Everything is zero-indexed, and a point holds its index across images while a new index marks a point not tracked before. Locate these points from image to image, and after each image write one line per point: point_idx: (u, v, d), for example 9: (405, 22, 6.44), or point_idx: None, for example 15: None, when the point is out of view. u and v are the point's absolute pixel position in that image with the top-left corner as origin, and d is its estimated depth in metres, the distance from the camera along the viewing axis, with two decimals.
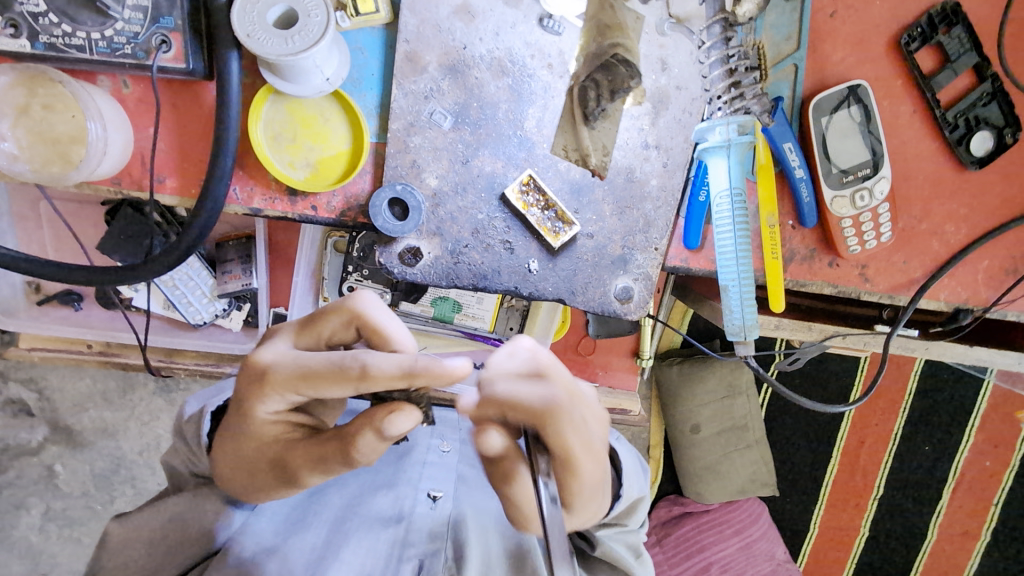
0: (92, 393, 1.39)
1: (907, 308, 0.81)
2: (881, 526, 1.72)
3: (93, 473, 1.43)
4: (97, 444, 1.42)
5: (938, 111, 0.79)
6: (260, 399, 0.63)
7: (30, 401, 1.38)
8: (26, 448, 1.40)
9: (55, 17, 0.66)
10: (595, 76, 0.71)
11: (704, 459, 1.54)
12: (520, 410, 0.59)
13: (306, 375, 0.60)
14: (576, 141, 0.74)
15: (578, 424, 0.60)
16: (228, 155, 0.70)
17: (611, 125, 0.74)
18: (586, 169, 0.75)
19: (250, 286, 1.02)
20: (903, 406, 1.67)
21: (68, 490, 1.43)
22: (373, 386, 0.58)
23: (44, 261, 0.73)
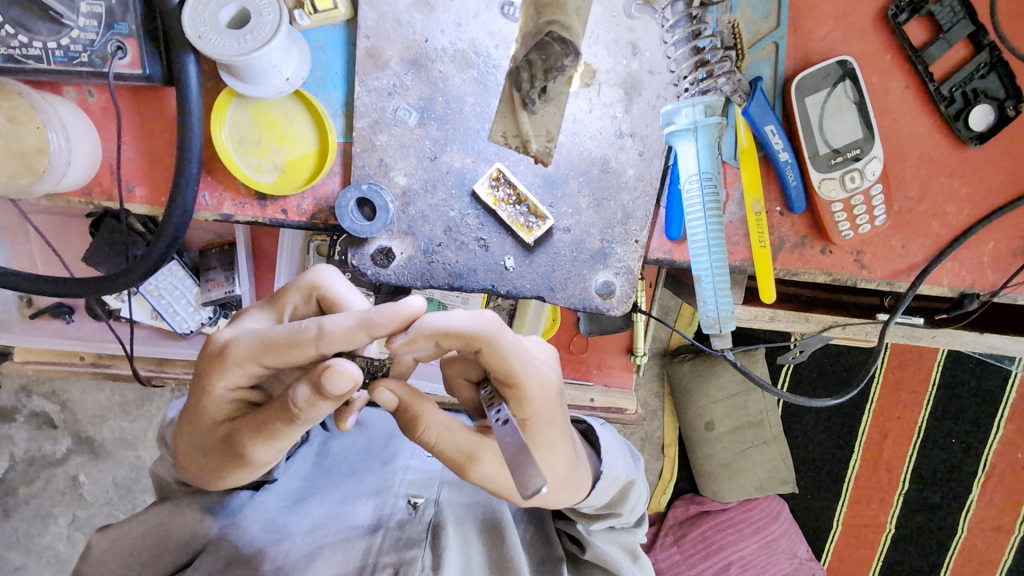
0: (112, 403, 1.38)
1: (906, 294, 0.77)
2: (908, 522, 1.65)
3: (114, 482, 1.40)
4: (118, 453, 1.40)
5: (932, 85, 0.74)
6: (220, 375, 0.61)
7: (53, 413, 1.37)
8: (50, 459, 1.38)
9: (11, 28, 0.65)
10: (530, 56, 0.69)
11: (720, 456, 1.48)
12: (453, 332, 0.58)
13: (266, 343, 0.58)
14: (513, 126, 0.71)
15: (515, 344, 0.59)
16: (192, 161, 0.68)
17: (552, 108, 0.71)
18: (525, 155, 0.72)
19: (233, 293, 1.00)
20: (927, 398, 1.59)
21: (92, 500, 1.40)
22: (330, 346, 0.56)
23: (25, 275, 0.72)
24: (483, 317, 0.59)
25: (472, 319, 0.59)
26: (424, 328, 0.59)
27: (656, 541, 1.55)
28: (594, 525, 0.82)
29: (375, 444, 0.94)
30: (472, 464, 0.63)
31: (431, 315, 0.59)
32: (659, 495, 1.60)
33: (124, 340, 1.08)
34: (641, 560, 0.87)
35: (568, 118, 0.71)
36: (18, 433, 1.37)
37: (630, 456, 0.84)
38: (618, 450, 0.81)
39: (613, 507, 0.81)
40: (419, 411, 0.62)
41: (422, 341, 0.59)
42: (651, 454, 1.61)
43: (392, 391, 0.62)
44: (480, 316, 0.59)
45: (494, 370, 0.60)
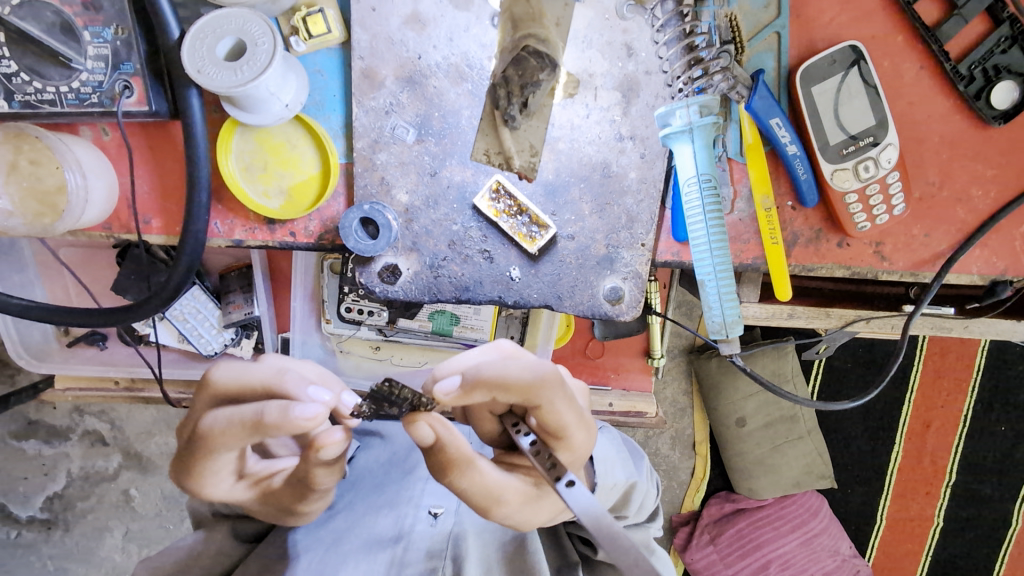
0: (157, 421, 1.42)
1: (932, 286, 0.74)
2: (957, 515, 1.58)
3: (164, 495, 1.46)
4: (165, 467, 1.44)
5: (948, 64, 0.71)
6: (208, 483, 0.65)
7: (104, 431, 1.42)
8: (104, 474, 1.44)
9: (26, 75, 0.68)
10: (508, 72, 0.64)
11: (753, 453, 1.44)
12: (512, 388, 0.60)
13: (195, 449, 0.61)
14: (495, 143, 0.71)
15: (568, 399, 0.63)
16: (202, 192, 0.70)
17: (536, 122, 0.69)
18: (510, 173, 0.71)
19: (252, 314, 1.03)
20: (971, 385, 1.52)
21: (144, 513, 1.46)
22: (235, 438, 0.58)
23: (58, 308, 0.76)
24: (541, 375, 0.61)
25: (532, 377, 0.61)
26: (480, 383, 0.60)
27: (691, 542, 1.54)
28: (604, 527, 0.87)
29: (397, 456, 0.94)
30: (500, 508, 0.63)
31: (488, 371, 0.61)
32: (693, 493, 1.58)
33: (154, 363, 1.11)
34: (655, 552, 0.94)
35: (564, 125, 0.70)
36: (72, 451, 1.42)
37: (629, 460, 0.90)
38: (617, 458, 0.88)
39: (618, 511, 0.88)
40: (455, 455, 0.61)
41: (477, 396, 0.60)
42: (682, 452, 1.58)
43: (431, 428, 0.59)
44: (539, 372, 0.61)
45: (546, 424, 0.63)
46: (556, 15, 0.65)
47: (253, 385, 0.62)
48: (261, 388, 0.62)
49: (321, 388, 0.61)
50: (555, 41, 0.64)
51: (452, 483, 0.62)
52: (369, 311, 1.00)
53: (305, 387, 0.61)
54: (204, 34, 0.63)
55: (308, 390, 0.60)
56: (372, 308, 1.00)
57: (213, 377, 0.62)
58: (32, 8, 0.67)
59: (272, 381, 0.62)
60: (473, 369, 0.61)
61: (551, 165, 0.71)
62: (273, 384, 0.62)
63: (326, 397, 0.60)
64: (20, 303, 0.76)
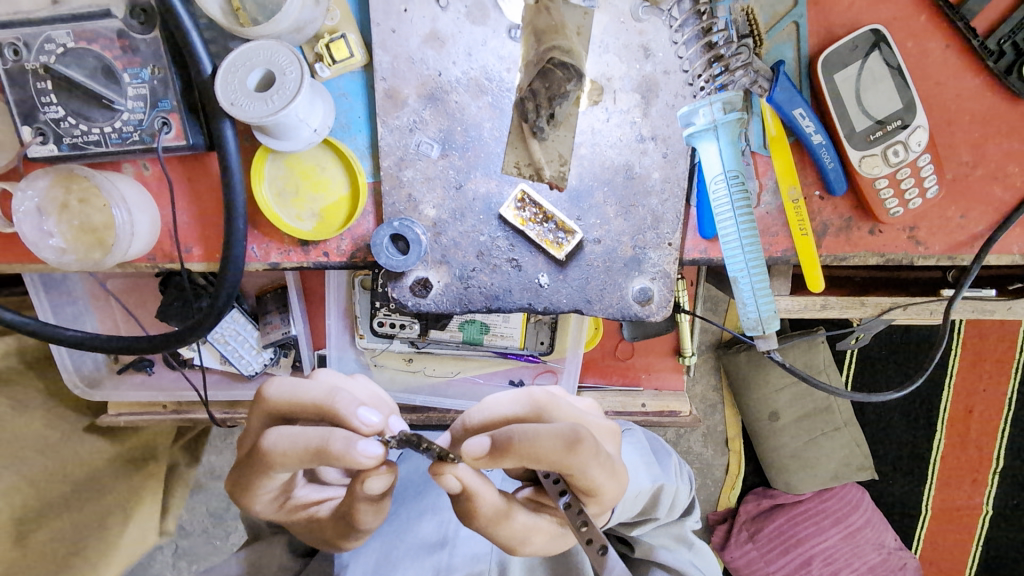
0: (197, 440, 1.48)
1: (971, 268, 0.72)
2: (1007, 502, 1.52)
3: (208, 512, 1.52)
4: (209, 484, 1.50)
5: (976, 41, 0.69)
6: (256, 498, 0.68)
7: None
8: None
9: (72, 119, 0.73)
10: (535, 85, 0.68)
11: (789, 446, 1.42)
12: (543, 459, 0.60)
13: (249, 466, 0.65)
14: (525, 155, 0.72)
15: (600, 463, 0.63)
16: (239, 219, 0.73)
17: (564, 132, 0.71)
18: (541, 183, 0.72)
19: (290, 333, 1.06)
20: (1015, 368, 1.46)
21: (191, 529, 1.52)
22: (288, 465, 0.62)
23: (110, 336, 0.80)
24: (574, 446, 0.60)
25: (565, 449, 0.60)
26: (510, 452, 0.59)
27: (729, 539, 1.51)
28: (633, 530, 0.94)
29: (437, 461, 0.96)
30: (522, 545, 0.67)
31: (521, 437, 0.59)
32: (729, 491, 1.56)
33: (198, 386, 1.16)
34: (696, 546, 0.99)
35: (584, 130, 0.71)
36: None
37: (653, 462, 0.96)
38: (641, 462, 0.95)
39: (650, 513, 0.94)
40: (480, 504, 0.63)
41: (505, 461, 0.60)
42: (715, 450, 1.56)
43: (458, 478, 0.61)
44: (573, 442, 0.60)
45: (576, 482, 0.65)
46: (576, 25, 0.68)
47: (305, 402, 0.66)
48: (314, 407, 0.66)
49: (371, 412, 0.64)
50: (579, 51, 0.68)
51: (477, 525, 0.65)
52: (402, 324, 1.02)
53: (355, 408, 0.64)
54: (235, 67, 0.66)
55: (361, 411, 0.64)
56: (404, 322, 1.02)
57: (268, 394, 0.67)
58: (75, 55, 0.71)
59: (324, 400, 0.66)
60: (505, 433, 0.60)
61: (575, 172, 0.72)
62: (324, 404, 0.66)
63: (374, 422, 0.64)
64: (78, 335, 0.80)
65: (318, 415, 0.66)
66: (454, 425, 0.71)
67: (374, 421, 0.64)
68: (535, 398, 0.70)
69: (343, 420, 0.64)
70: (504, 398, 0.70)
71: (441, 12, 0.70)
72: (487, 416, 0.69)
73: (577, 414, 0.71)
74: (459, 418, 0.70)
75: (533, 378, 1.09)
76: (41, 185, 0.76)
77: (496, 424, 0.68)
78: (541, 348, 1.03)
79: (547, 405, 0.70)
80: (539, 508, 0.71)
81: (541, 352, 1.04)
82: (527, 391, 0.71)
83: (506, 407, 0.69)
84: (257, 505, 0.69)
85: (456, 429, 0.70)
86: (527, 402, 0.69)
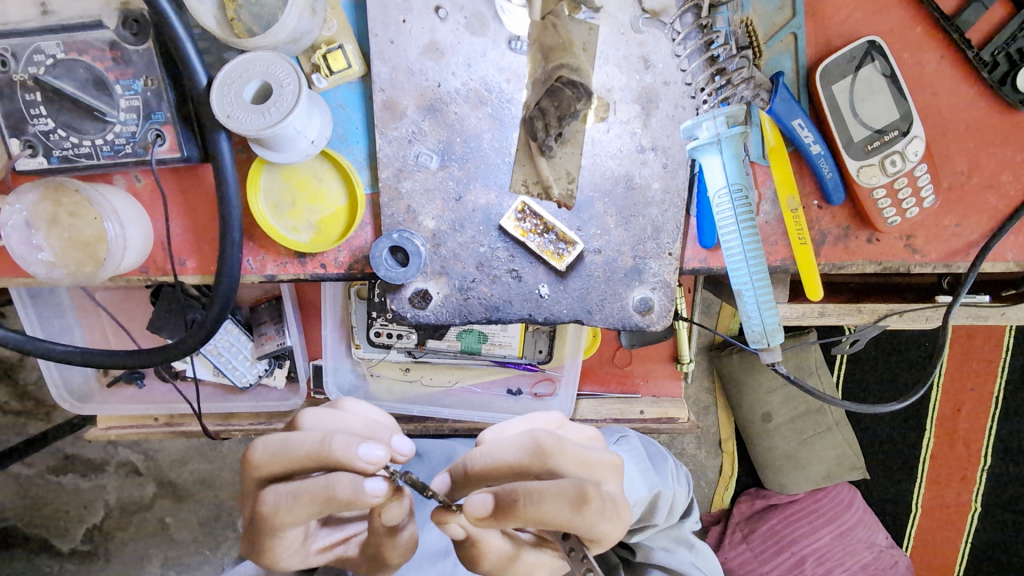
0: (188, 449, 1.45)
1: (967, 276, 0.73)
2: (995, 500, 1.54)
3: (199, 522, 1.49)
4: (199, 494, 1.47)
5: (970, 52, 0.70)
6: (276, 555, 0.68)
7: (138, 461, 1.45)
8: (140, 504, 1.47)
9: (62, 131, 0.71)
10: (542, 105, 0.68)
11: (782, 447, 1.42)
12: (549, 521, 0.60)
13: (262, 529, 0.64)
14: (533, 173, 0.72)
15: (604, 518, 0.63)
16: (235, 232, 0.72)
17: (570, 148, 0.70)
18: (549, 201, 0.72)
19: (285, 345, 1.04)
20: (1001, 367, 1.49)
21: (180, 539, 1.49)
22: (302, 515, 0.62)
23: (100, 351, 0.79)
24: (580, 507, 0.61)
25: (571, 509, 0.61)
26: (515, 517, 0.58)
27: (723, 540, 1.50)
28: (632, 538, 0.95)
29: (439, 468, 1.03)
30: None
31: (528, 499, 0.59)
32: (723, 492, 1.57)
33: (191, 398, 1.14)
34: (694, 546, 1.01)
35: (587, 142, 0.70)
36: (109, 483, 1.46)
37: (649, 469, 0.95)
38: (637, 471, 0.94)
39: (648, 519, 0.94)
40: (485, 549, 0.66)
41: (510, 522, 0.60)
42: (709, 451, 1.57)
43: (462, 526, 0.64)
44: (577, 505, 0.61)
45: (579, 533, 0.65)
46: (582, 40, 0.67)
47: (301, 455, 0.63)
48: (310, 458, 0.63)
49: (371, 446, 0.62)
50: (586, 68, 0.67)
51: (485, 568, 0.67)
52: (398, 334, 1.01)
53: (354, 447, 0.62)
54: (231, 79, 0.65)
55: (361, 454, 0.62)
56: (401, 332, 1.01)
57: (258, 455, 0.65)
58: (65, 67, 0.70)
59: (319, 450, 0.63)
60: (511, 494, 0.59)
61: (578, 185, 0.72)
62: (319, 452, 0.63)
63: (379, 455, 0.61)
64: (65, 349, 0.78)
65: (317, 465, 0.64)
66: (454, 466, 0.67)
67: (378, 455, 0.61)
68: (539, 442, 0.67)
69: (345, 464, 0.62)
70: (508, 442, 0.67)
71: (440, 22, 0.69)
72: (490, 460, 0.66)
73: (581, 456, 0.69)
74: (460, 461, 0.66)
75: (531, 386, 1.09)
76: (29, 198, 0.74)
77: (498, 471, 0.65)
78: (540, 357, 1.03)
79: (552, 450, 0.67)
80: (540, 545, 0.70)
81: (539, 361, 1.03)
82: (531, 434, 0.68)
83: (509, 452, 0.66)
84: (285, 557, 0.68)
85: (457, 472, 0.66)
86: (531, 447, 0.66)
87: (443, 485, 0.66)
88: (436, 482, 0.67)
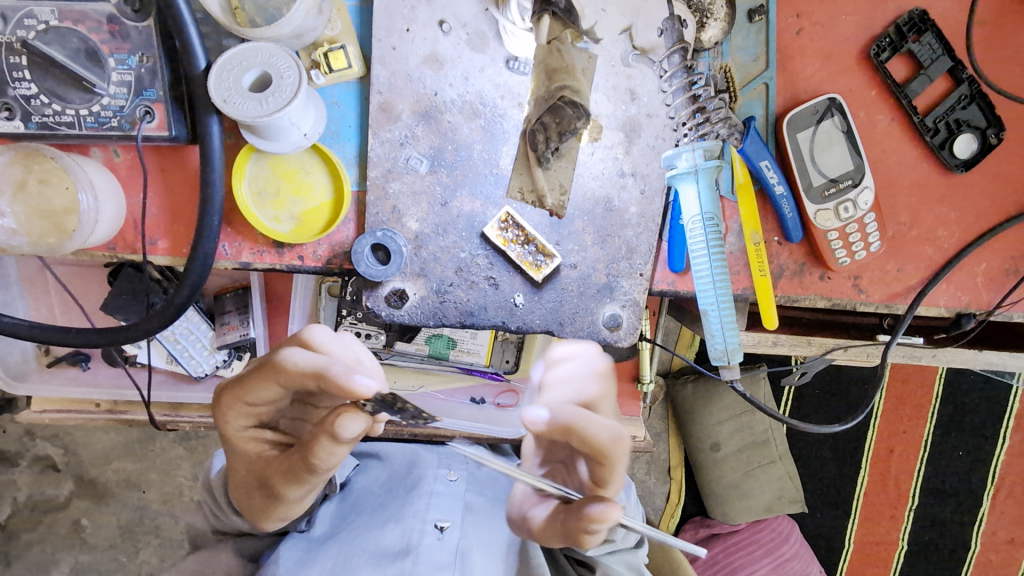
0: (115, 445, 1.42)
1: (905, 316, 0.79)
2: (920, 538, 1.64)
3: (118, 525, 1.44)
4: (121, 495, 1.43)
5: (916, 118, 0.78)
6: (230, 413, 0.74)
7: (56, 457, 1.41)
8: (54, 503, 1.42)
9: (45, 97, 0.69)
10: (544, 119, 0.68)
11: (727, 477, 1.49)
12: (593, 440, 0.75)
13: (247, 383, 0.72)
14: (528, 181, 0.75)
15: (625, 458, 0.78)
16: (214, 215, 0.71)
17: (565, 163, 0.74)
18: (541, 209, 0.75)
19: (247, 336, 1.02)
20: (930, 411, 1.61)
21: (95, 543, 1.44)
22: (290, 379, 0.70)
23: (53, 326, 0.75)
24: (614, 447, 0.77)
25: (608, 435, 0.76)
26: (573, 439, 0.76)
27: None
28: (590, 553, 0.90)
29: (398, 475, 0.99)
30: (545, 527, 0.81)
31: (578, 424, 0.76)
32: (667, 518, 1.61)
33: (142, 386, 1.09)
34: None
35: (579, 161, 0.74)
36: (20, 478, 1.40)
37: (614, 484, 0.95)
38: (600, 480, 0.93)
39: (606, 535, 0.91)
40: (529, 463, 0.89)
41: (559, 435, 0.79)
42: (657, 478, 1.62)
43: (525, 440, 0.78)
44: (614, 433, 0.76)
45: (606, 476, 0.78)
46: (582, 67, 0.68)
47: (307, 372, 0.69)
48: (309, 376, 0.69)
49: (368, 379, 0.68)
50: (585, 90, 0.67)
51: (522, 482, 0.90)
52: (367, 334, 1.00)
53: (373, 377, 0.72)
54: (231, 65, 0.66)
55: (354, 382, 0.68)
56: (370, 331, 1.00)
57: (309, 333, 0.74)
58: (57, 34, 0.69)
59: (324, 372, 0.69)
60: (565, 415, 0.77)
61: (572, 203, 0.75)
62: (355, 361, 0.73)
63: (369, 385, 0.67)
64: (10, 321, 0.75)
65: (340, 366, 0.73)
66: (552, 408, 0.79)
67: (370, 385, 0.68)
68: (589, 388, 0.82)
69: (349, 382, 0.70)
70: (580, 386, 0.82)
71: (442, 36, 0.72)
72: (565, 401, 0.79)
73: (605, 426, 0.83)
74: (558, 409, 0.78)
75: (495, 396, 1.10)
76: None
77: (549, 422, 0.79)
78: (507, 367, 1.05)
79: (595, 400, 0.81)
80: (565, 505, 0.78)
81: (505, 370, 1.06)
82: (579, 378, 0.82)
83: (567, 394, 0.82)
84: (228, 429, 0.75)
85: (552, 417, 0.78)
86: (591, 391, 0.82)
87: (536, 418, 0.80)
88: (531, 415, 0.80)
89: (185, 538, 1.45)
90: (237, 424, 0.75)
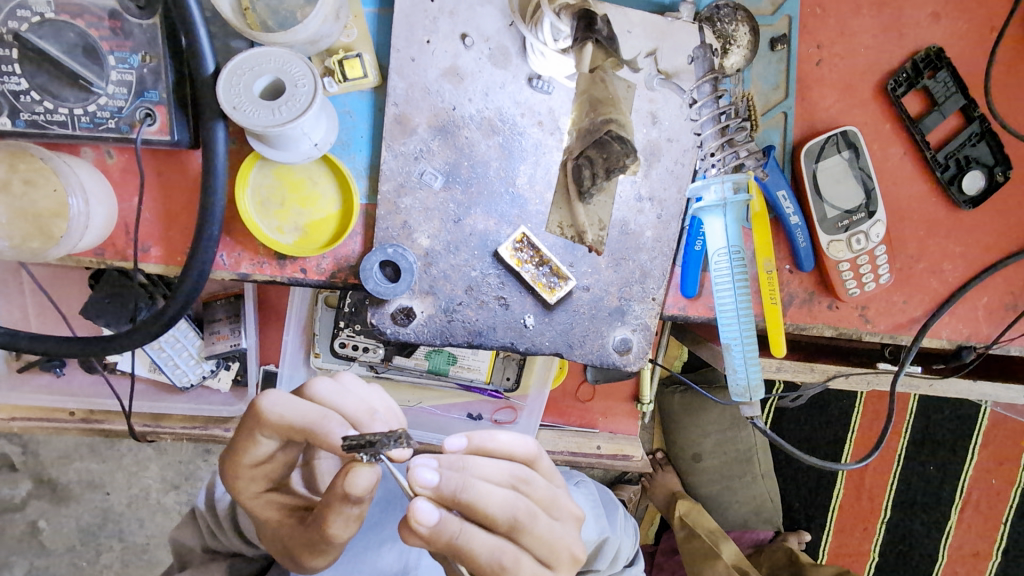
0: (77, 445, 1.34)
1: (910, 348, 0.80)
2: (891, 551, 1.68)
3: (78, 529, 1.37)
4: (82, 497, 1.36)
5: (928, 153, 0.79)
6: (240, 482, 0.68)
7: (15, 456, 1.33)
8: (11, 503, 1.34)
9: (36, 94, 0.65)
10: (589, 153, 0.69)
11: (709, 489, 1.53)
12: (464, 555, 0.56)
13: (240, 446, 0.65)
14: (569, 216, 0.73)
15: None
16: (215, 225, 0.67)
17: (604, 197, 0.73)
18: (581, 245, 0.74)
19: (240, 346, 0.98)
20: (907, 427, 1.64)
21: (53, 547, 1.37)
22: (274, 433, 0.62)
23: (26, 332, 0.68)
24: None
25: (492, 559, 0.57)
26: (447, 547, 0.56)
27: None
28: None
29: (395, 492, 0.95)
30: None
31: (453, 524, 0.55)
32: (647, 526, 1.62)
33: (120, 394, 1.04)
34: None
35: (618, 194, 0.73)
36: None
37: (602, 514, 0.95)
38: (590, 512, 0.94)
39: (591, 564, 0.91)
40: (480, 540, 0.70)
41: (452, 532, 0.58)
42: None
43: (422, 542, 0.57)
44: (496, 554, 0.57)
45: None
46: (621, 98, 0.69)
47: (295, 425, 0.62)
48: (300, 433, 0.62)
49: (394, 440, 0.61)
50: (629, 126, 0.69)
51: None
52: (365, 347, 0.97)
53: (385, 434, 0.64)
54: (242, 71, 0.62)
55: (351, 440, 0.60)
56: (368, 344, 0.97)
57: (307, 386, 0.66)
58: (53, 27, 0.64)
59: (316, 424, 0.62)
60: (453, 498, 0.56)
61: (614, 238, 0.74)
62: (360, 418, 0.64)
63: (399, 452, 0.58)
64: None
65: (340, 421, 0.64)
66: (447, 474, 0.56)
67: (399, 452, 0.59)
68: (530, 478, 0.62)
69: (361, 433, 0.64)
70: (491, 491, 0.57)
71: (464, 49, 0.70)
72: (460, 486, 0.56)
73: (549, 540, 0.60)
74: (457, 481, 0.56)
75: (491, 413, 1.09)
76: None
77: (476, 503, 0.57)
78: (507, 384, 1.03)
79: (544, 506, 0.62)
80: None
81: (505, 388, 1.04)
82: (522, 471, 0.62)
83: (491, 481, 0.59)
84: (242, 498, 0.68)
85: (446, 487, 0.56)
86: (507, 511, 0.58)
87: (427, 485, 0.55)
88: (419, 476, 0.55)
89: (150, 542, 1.40)
90: (250, 491, 0.68)
